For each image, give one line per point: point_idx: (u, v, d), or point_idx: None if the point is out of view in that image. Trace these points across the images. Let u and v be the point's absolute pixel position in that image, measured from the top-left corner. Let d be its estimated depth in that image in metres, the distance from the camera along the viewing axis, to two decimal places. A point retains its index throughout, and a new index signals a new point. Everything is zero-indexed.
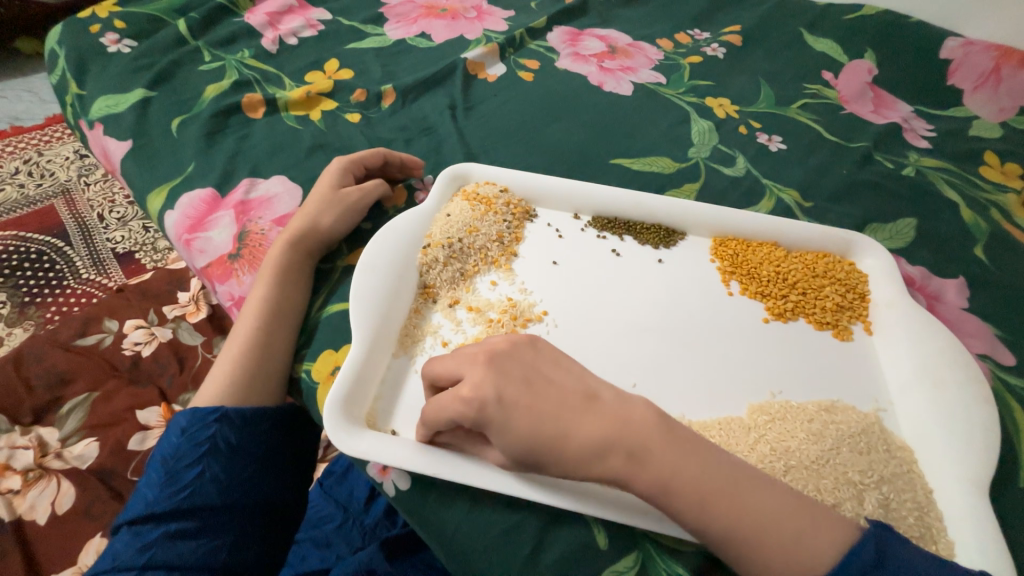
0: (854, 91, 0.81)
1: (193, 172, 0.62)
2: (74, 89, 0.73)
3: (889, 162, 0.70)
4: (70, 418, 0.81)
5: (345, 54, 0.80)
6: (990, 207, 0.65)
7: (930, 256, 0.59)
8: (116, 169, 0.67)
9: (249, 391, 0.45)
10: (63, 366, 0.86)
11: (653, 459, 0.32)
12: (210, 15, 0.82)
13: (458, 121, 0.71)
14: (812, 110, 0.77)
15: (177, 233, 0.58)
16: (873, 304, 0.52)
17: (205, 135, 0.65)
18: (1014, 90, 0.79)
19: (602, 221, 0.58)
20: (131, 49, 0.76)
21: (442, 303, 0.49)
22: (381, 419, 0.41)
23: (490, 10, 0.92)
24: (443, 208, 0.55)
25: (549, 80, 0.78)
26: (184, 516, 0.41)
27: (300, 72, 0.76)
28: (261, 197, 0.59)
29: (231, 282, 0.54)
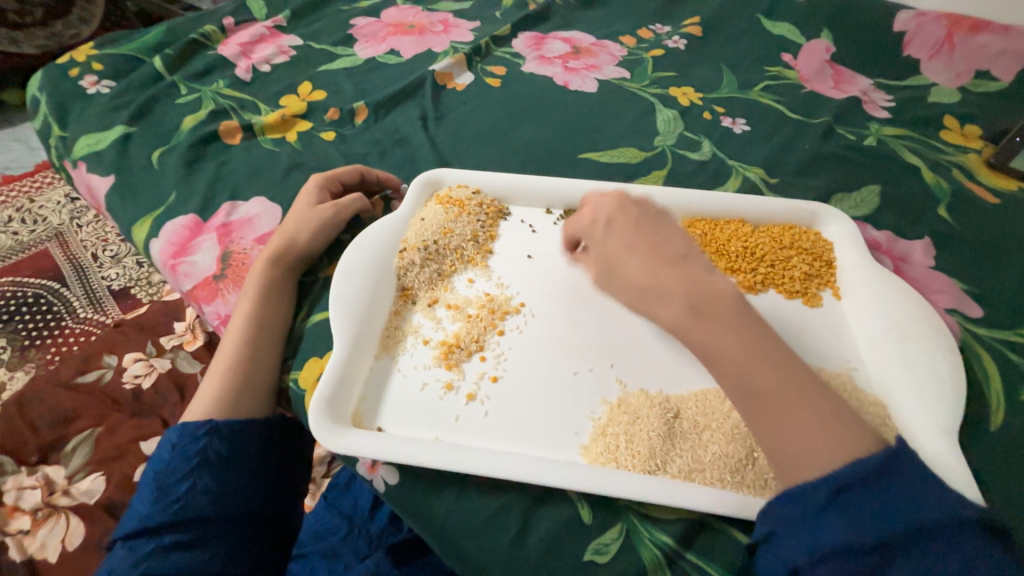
0: (814, 69, 0.83)
1: (176, 201, 0.64)
2: (57, 132, 0.75)
3: (851, 134, 0.72)
4: (75, 455, 0.82)
5: (318, 77, 0.82)
6: (953, 168, 0.67)
7: (895, 220, 0.60)
8: (101, 205, 0.69)
9: (239, 404, 0.46)
10: (66, 404, 0.87)
11: (713, 317, 0.36)
12: (184, 51, 0.84)
13: (430, 130, 0.73)
14: (774, 91, 0.80)
15: (162, 259, 0.60)
16: (839, 270, 0.54)
17: (186, 164, 0.67)
18: (968, 55, 0.81)
19: (573, 214, 0.59)
20: (110, 89, 0.79)
21: (421, 304, 0.50)
22: (368, 418, 0.42)
23: (456, 23, 0.95)
24: (417, 213, 0.57)
25: (516, 85, 0.80)
26: (179, 527, 0.42)
27: (275, 97, 0.78)
28: (242, 218, 0.61)
29: (218, 302, 0.55)
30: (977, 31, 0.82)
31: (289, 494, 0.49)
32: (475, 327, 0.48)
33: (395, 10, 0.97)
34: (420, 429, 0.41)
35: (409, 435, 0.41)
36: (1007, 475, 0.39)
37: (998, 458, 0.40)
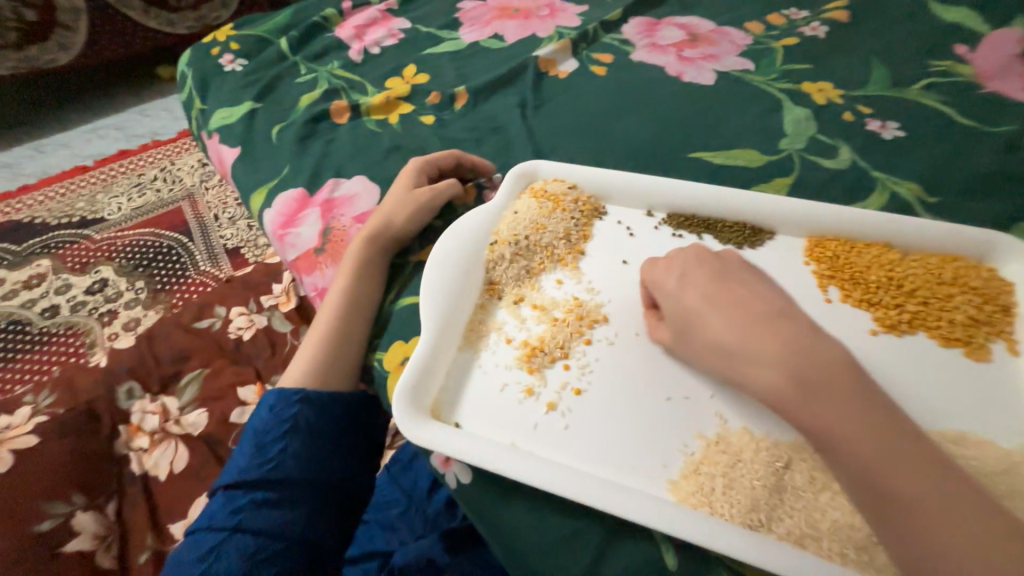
0: (997, 67, 0.68)
1: (287, 174, 0.68)
2: (198, 104, 0.84)
3: None
4: (187, 390, 0.94)
5: (423, 60, 0.83)
6: None
7: None
8: (227, 172, 0.76)
9: (328, 376, 0.48)
10: (184, 345, 0.99)
11: (822, 387, 0.32)
12: (307, 33, 0.90)
13: (528, 119, 0.71)
14: (940, 91, 0.66)
15: (272, 228, 0.64)
16: (1019, 318, 0.43)
17: (299, 140, 0.71)
18: None
19: (678, 219, 0.54)
20: (242, 67, 0.86)
21: (507, 300, 0.48)
22: (446, 411, 0.42)
23: (563, 6, 0.91)
24: (511, 205, 0.55)
25: (623, 74, 0.75)
26: (268, 485, 0.45)
27: (382, 79, 0.81)
28: (344, 196, 0.63)
29: (316, 275, 0.58)
30: None
31: (364, 468, 0.51)
32: (561, 331, 0.45)
33: None
34: (497, 431, 0.40)
35: (485, 436, 0.39)
36: None
37: None
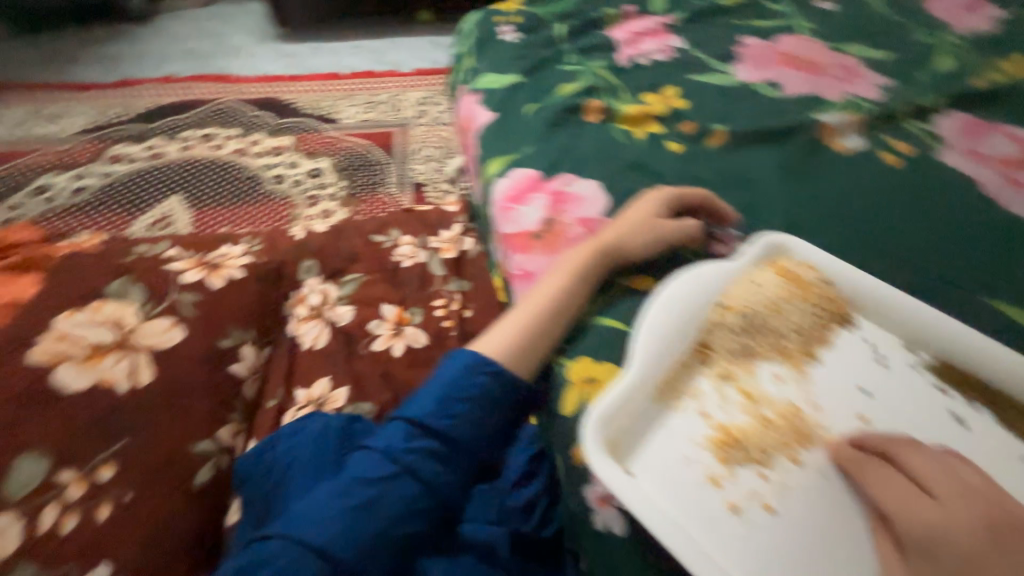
0: None
1: (528, 153, 0.72)
2: (472, 63, 0.94)
3: None
4: (346, 287, 1.12)
5: (687, 82, 0.81)
6: None
7: None
8: (474, 131, 0.83)
9: (518, 360, 0.54)
10: (358, 249, 1.18)
11: None
12: (585, 27, 0.94)
13: (791, 185, 0.65)
14: None
15: (499, 198, 0.68)
16: None
17: (549, 125, 0.74)
18: None
19: (943, 368, 0.50)
20: (518, 40, 0.93)
21: (717, 370, 0.47)
22: (622, 456, 0.44)
23: (854, 70, 0.81)
24: (751, 271, 0.52)
25: (917, 173, 0.66)
26: (431, 436, 0.53)
27: (641, 91, 0.80)
28: (576, 194, 0.64)
29: (525, 258, 0.61)
30: None
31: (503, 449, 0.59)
32: (766, 432, 0.44)
33: (792, 38, 0.89)
34: (666, 466, 0.43)
35: (654, 497, 0.42)
36: None
37: None
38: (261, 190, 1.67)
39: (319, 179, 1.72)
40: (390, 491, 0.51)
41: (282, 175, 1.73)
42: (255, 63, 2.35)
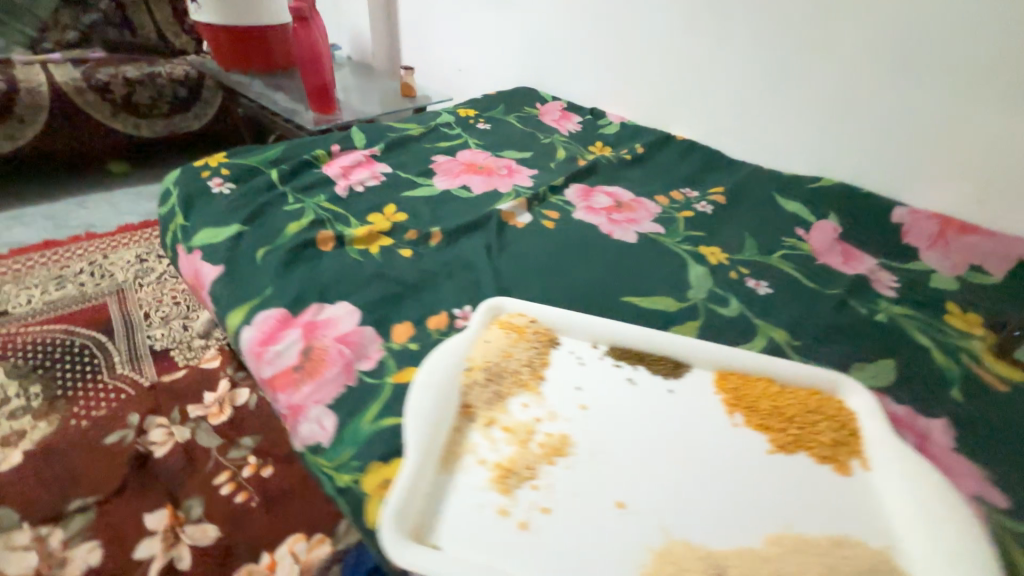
0: (924, 235, 0.93)
1: (394, 351, 0.62)
2: (181, 220, 0.87)
3: (927, 294, 0.82)
4: (192, 506, 0.95)
5: (571, 223, 0.92)
6: (962, 352, 0.70)
7: (965, 398, 0.62)
8: (310, 325, 0.64)
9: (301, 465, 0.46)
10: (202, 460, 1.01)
11: (838, 513, 0.48)
12: (438, 197, 0.98)
13: (708, 277, 0.80)
14: (891, 267, 0.89)
15: (332, 350, 0.61)
16: (865, 439, 0.55)
17: (407, 321, 0.67)
18: (962, 250, 0.90)
19: (618, 350, 0.64)
20: (230, 190, 0.92)
21: (480, 423, 0.52)
22: (427, 534, 0.42)
23: (519, 169, 1.12)
24: (483, 335, 0.62)
25: (709, 225, 0.97)
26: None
27: (499, 236, 0.86)
28: (327, 319, 0.66)
29: (294, 393, 0.57)
30: (967, 233, 0.91)
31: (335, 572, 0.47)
32: (530, 458, 0.48)
33: (597, 194, 1.03)
34: (480, 555, 0.41)
35: (465, 558, 0.40)
36: None
37: None
38: (52, 395, 1.22)
39: (146, 362, 1.33)
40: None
41: (129, 351, 1.36)
42: (44, 227, 1.85)
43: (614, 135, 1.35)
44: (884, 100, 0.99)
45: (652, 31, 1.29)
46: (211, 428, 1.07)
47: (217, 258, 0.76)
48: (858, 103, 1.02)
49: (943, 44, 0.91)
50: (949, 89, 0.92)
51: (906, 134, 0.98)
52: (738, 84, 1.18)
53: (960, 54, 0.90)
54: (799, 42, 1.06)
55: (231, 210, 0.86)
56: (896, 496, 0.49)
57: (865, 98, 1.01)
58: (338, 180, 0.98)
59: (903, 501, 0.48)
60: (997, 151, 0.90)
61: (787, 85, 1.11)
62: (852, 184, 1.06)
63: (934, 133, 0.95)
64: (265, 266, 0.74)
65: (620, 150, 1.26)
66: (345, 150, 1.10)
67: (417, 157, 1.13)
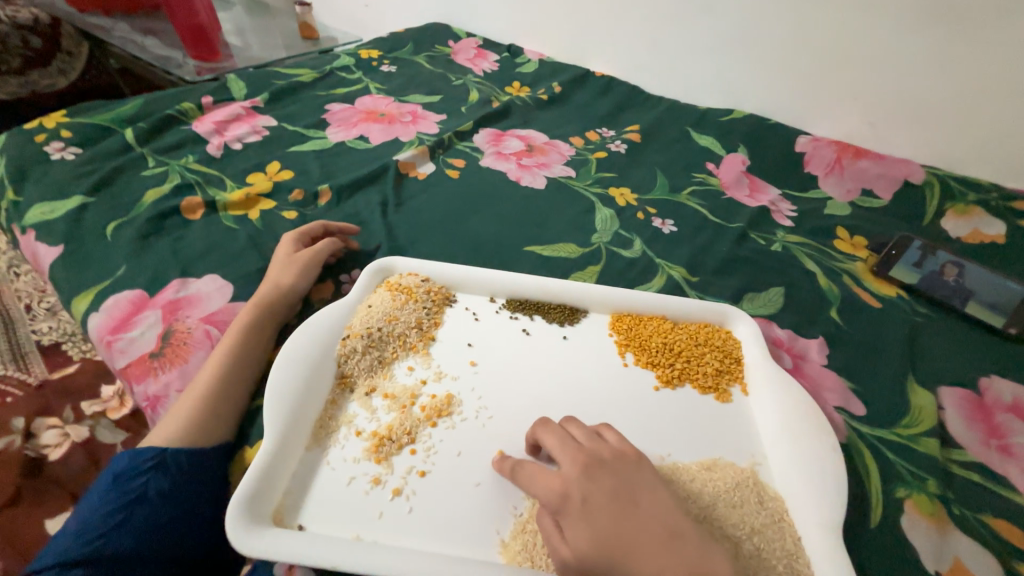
0: (823, 161, 0.95)
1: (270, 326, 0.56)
2: (11, 196, 0.74)
3: (820, 220, 0.85)
4: None
5: (476, 171, 0.87)
6: (844, 274, 0.74)
7: (840, 318, 0.66)
8: (170, 304, 0.57)
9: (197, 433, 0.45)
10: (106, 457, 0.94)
11: (711, 439, 0.50)
12: (331, 151, 0.88)
13: (614, 219, 0.79)
14: (790, 197, 0.91)
15: (195, 331, 0.54)
16: (747, 366, 0.57)
17: None
18: (855, 175, 0.92)
19: (515, 302, 0.62)
20: (73, 156, 0.78)
21: (359, 393, 0.49)
22: (289, 516, 0.39)
23: (424, 114, 1.03)
24: (366, 299, 0.57)
25: (621, 166, 0.95)
26: (98, 561, 0.38)
27: (395, 190, 0.80)
28: (191, 296, 0.58)
29: (150, 382, 0.51)
30: (861, 157, 0.94)
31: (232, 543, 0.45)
32: (410, 423, 0.47)
33: (508, 137, 0.98)
34: (345, 529, 0.39)
35: (330, 534, 0.39)
36: (962, 493, 0.47)
37: (912, 458, 0.49)
38: None
39: (29, 359, 1.18)
40: (143, 516, 0.41)
41: (12, 351, 1.20)
42: None
43: (530, 74, 1.25)
44: (788, 26, 0.95)
45: None
46: (113, 423, 0.99)
47: (57, 237, 0.65)
48: (765, 30, 0.98)
49: None
50: (850, 10, 0.88)
51: (812, 61, 0.96)
52: (651, 12, 1.10)
53: None
54: None
55: (74, 179, 0.74)
56: (767, 416, 0.52)
57: (772, 24, 0.97)
58: (211, 138, 0.86)
59: (772, 421, 0.51)
60: (893, 75, 0.90)
61: (699, 12, 1.04)
62: (761, 115, 1.06)
63: (837, 60, 0.94)
64: (115, 242, 0.65)
65: (536, 89, 1.18)
66: (220, 103, 0.96)
67: (308, 106, 1.01)
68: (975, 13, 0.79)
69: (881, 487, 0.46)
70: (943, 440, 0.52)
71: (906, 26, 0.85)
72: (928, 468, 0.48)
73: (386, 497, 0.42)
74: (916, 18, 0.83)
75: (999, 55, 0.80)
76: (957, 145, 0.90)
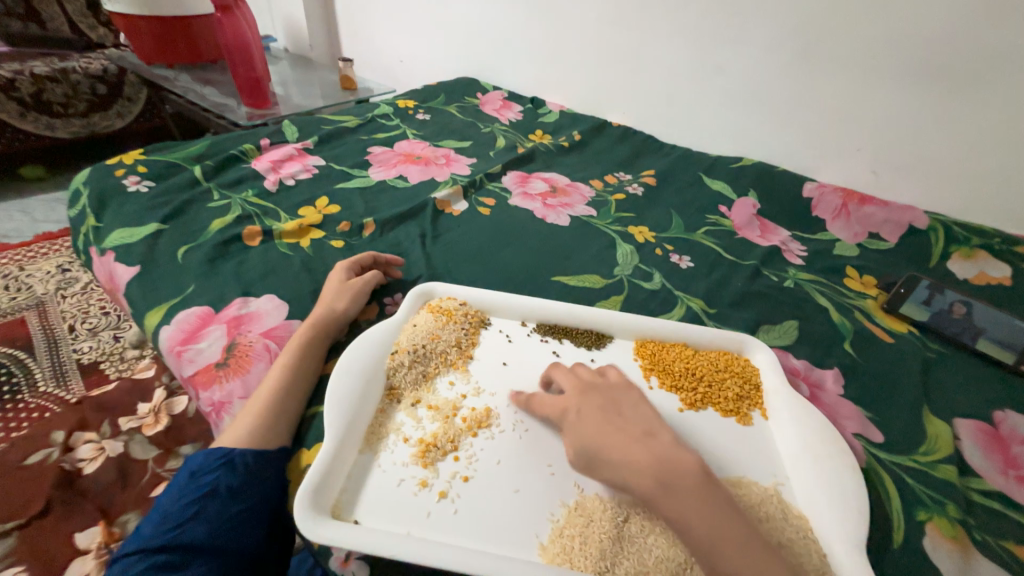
0: (830, 206, 1.01)
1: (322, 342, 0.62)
2: (92, 222, 0.82)
3: (830, 260, 0.90)
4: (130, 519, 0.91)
5: (506, 209, 0.94)
6: (855, 310, 0.78)
7: (854, 349, 0.69)
8: (235, 320, 0.63)
9: (256, 437, 0.48)
10: (138, 472, 0.97)
11: (735, 460, 0.53)
12: (374, 188, 0.97)
13: (635, 254, 0.85)
14: (800, 238, 0.97)
15: (256, 345, 0.60)
16: (766, 392, 0.60)
17: None
18: (862, 219, 0.98)
19: (545, 326, 0.66)
20: (148, 188, 0.88)
21: (405, 403, 0.53)
22: (345, 511, 0.43)
23: (457, 158, 1.13)
24: (410, 319, 0.63)
25: (638, 206, 1.02)
26: (173, 548, 0.42)
27: (433, 224, 0.87)
28: (253, 313, 0.64)
29: (214, 389, 0.56)
30: (867, 203, 0.99)
31: (285, 541, 0.48)
32: (452, 432, 0.50)
33: (533, 179, 1.06)
34: (396, 525, 0.43)
35: (383, 529, 0.42)
36: (983, 522, 0.48)
37: (932, 483, 0.51)
38: None
39: (71, 376, 1.24)
40: (213, 510, 0.45)
41: (53, 368, 1.26)
42: None
43: (552, 124, 1.36)
44: (792, 86, 1.05)
45: (582, 21, 1.30)
46: (146, 439, 1.02)
47: (134, 258, 0.73)
48: (770, 89, 1.08)
49: (837, 32, 0.96)
50: (847, 74, 0.98)
51: (815, 116, 1.05)
52: (666, 71, 1.21)
53: (852, 39, 0.95)
54: (713, 27, 1.10)
55: (149, 208, 0.83)
56: (789, 439, 0.55)
57: (775, 85, 1.07)
58: (268, 175, 0.96)
59: (796, 443, 0.54)
60: (890, 131, 0.98)
61: (712, 72, 1.14)
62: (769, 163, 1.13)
63: (837, 116, 1.02)
64: (185, 265, 0.72)
65: (558, 137, 1.29)
66: (275, 145, 1.07)
67: (352, 149, 1.11)
68: (960, 78, 0.88)
69: (902, 510, 0.48)
70: (960, 468, 0.54)
71: (899, 89, 0.94)
72: (948, 494, 0.50)
73: (433, 499, 0.45)
74: (908, 82, 0.92)
75: (988, 115, 0.88)
76: (957, 193, 0.96)
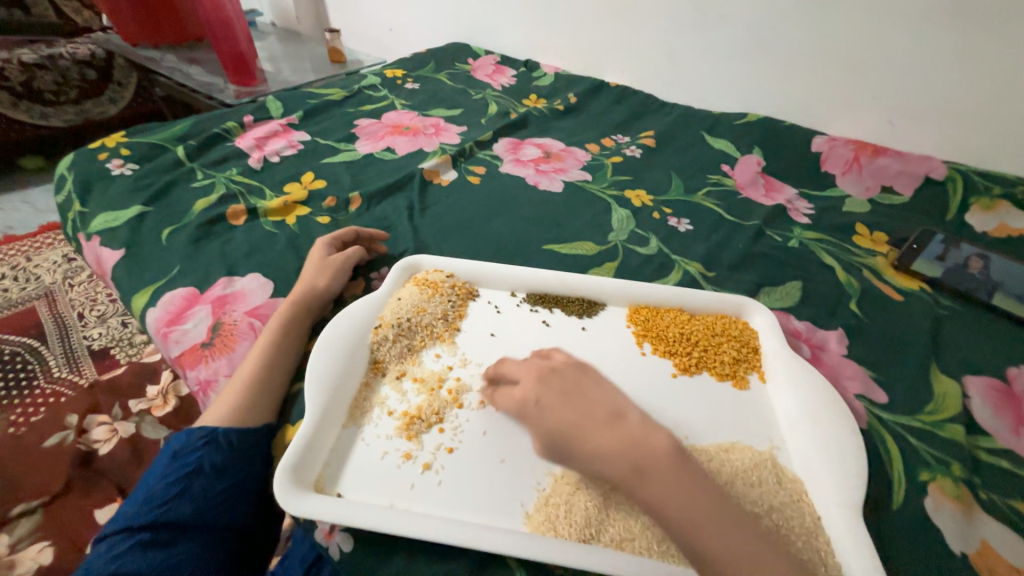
0: (841, 160, 0.95)
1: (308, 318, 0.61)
2: (78, 207, 0.81)
3: (838, 217, 0.85)
4: None
5: (497, 178, 0.91)
6: (863, 269, 0.74)
7: (860, 309, 0.66)
8: (220, 299, 0.62)
9: (240, 415, 0.48)
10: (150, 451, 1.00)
11: (730, 424, 0.52)
12: (361, 161, 0.94)
13: (631, 219, 0.81)
14: (807, 196, 0.92)
15: (242, 323, 0.59)
16: (765, 355, 0.58)
17: None
18: (875, 173, 0.92)
19: (535, 296, 0.64)
20: (131, 171, 0.86)
21: (390, 376, 0.52)
22: (329, 484, 0.43)
23: (447, 127, 1.08)
24: (395, 293, 0.61)
25: (636, 169, 0.97)
26: (160, 526, 0.43)
27: (421, 195, 0.84)
28: (238, 292, 0.63)
29: (200, 368, 0.56)
30: (880, 155, 0.93)
31: (274, 516, 0.49)
32: (437, 404, 0.49)
33: (525, 145, 1.02)
34: (380, 497, 0.42)
35: (366, 501, 0.42)
36: (990, 480, 0.46)
37: (937, 443, 0.49)
38: None
39: (82, 362, 1.27)
40: (199, 488, 0.45)
41: (65, 354, 1.29)
42: None
43: (547, 87, 1.30)
44: (800, 32, 0.98)
45: None
46: (157, 420, 1.05)
47: (119, 241, 0.72)
48: (777, 36, 1.01)
49: None
50: (861, 14, 0.90)
51: (826, 64, 0.98)
52: (665, 24, 1.14)
53: None
54: None
55: (132, 191, 0.81)
56: (787, 403, 0.53)
57: (783, 32, 0.99)
58: (252, 153, 0.93)
59: (794, 406, 0.52)
60: (907, 75, 0.91)
61: (714, 21, 1.07)
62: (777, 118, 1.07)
63: (850, 62, 0.95)
64: (170, 246, 0.71)
65: (553, 101, 1.23)
66: (260, 121, 1.04)
67: (339, 122, 1.07)
68: (987, 11, 0.80)
69: (904, 470, 0.47)
70: (968, 427, 0.51)
71: (918, 27, 0.86)
72: (953, 453, 0.48)
73: (417, 471, 0.44)
74: (928, 18, 0.85)
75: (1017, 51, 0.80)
76: (978, 140, 0.89)
